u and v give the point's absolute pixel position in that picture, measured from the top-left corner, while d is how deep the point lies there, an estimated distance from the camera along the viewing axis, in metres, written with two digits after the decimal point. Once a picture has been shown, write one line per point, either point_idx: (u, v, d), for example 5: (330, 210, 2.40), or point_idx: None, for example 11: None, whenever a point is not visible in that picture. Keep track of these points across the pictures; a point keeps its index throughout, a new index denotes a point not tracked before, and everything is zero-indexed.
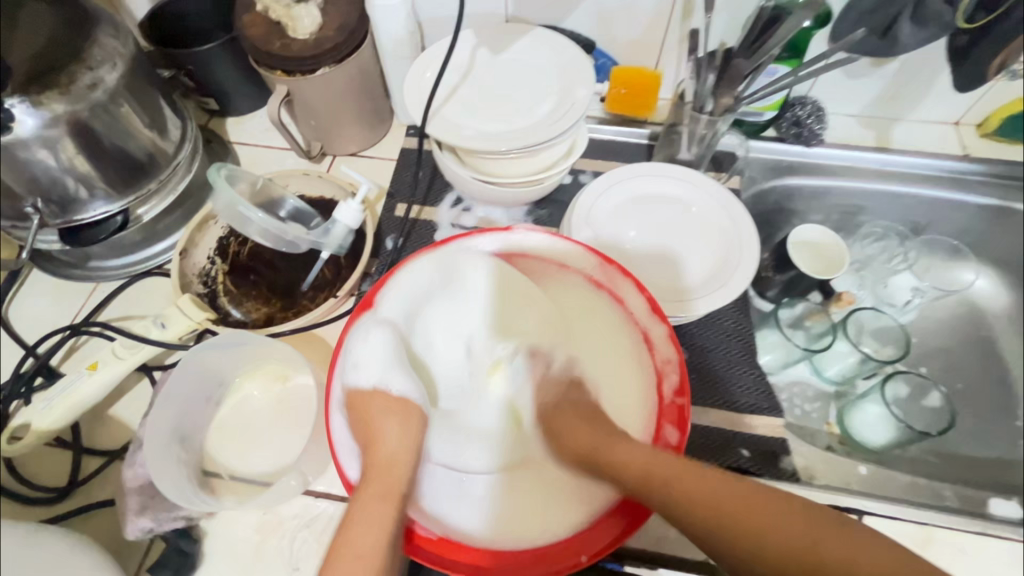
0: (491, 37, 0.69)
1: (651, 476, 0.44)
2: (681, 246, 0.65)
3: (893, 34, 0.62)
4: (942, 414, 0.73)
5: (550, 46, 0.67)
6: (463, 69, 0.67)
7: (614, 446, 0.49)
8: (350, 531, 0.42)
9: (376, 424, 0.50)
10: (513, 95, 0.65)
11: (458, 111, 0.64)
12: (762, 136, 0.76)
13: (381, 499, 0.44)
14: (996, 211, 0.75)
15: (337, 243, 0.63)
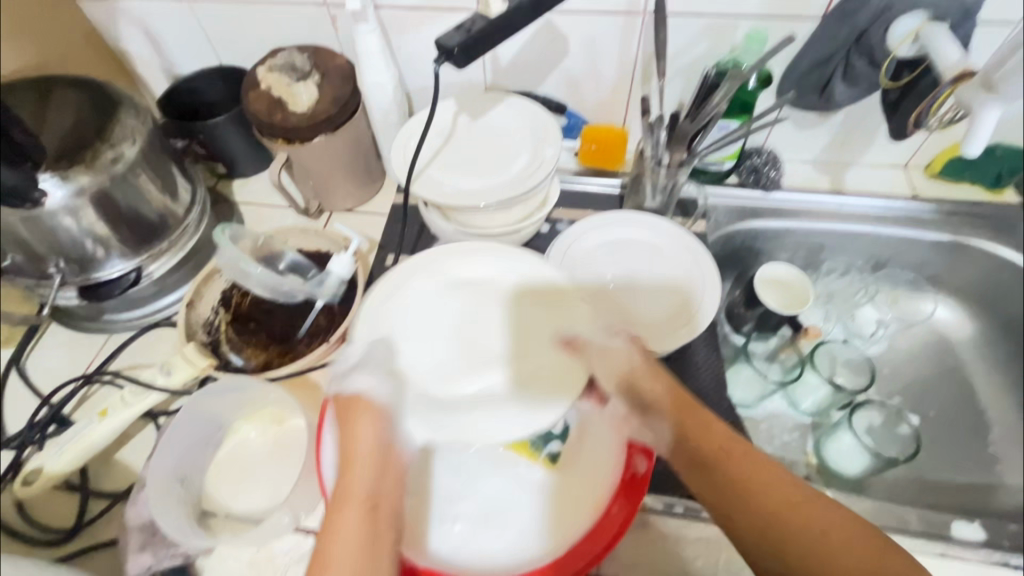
0: (471, 104, 0.77)
1: (729, 457, 0.47)
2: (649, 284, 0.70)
3: (829, 91, 0.70)
4: (910, 444, 0.75)
5: (523, 111, 0.75)
6: (445, 132, 0.75)
7: (695, 417, 0.50)
8: (337, 524, 0.47)
9: (353, 429, 0.51)
10: (490, 154, 0.72)
11: (441, 170, 0.71)
12: (724, 183, 0.83)
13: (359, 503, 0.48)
14: (950, 246, 0.80)
15: (331, 293, 0.70)
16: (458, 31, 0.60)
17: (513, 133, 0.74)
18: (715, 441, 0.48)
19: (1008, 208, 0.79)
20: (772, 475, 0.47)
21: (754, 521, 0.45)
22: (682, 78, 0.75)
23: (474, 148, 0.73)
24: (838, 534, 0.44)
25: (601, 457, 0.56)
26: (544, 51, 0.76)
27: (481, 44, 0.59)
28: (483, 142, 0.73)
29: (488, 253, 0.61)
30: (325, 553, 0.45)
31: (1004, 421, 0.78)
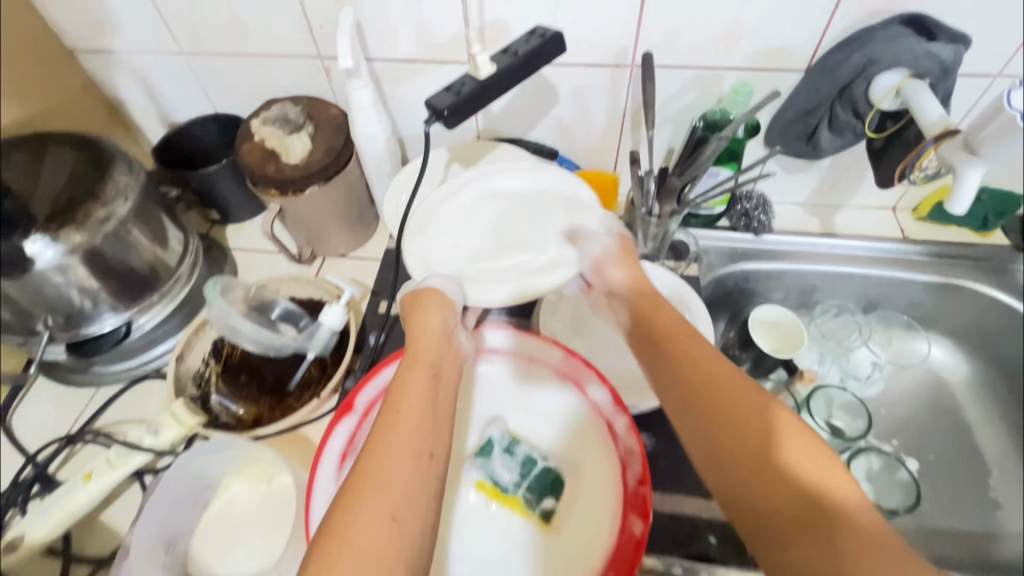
0: (464, 155, 0.80)
1: (701, 357, 0.47)
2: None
3: (816, 140, 0.71)
4: (912, 489, 0.74)
5: (519, 160, 0.75)
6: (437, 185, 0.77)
7: (684, 328, 0.50)
8: (398, 393, 0.48)
9: (419, 324, 0.57)
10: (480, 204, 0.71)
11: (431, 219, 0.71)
12: (716, 226, 0.83)
13: (422, 376, 0.50)
14: (942, 287, 0.80)
15: (321, 345, 0.69)
16: (447, 92, 0.61)
17: (508, 180, 0.73)
18: (694, 339, 0.49)
19: (997, 250, 0.79)
20: (743, 379, 0.44)
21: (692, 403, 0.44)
22: (671, 126, 0.76)
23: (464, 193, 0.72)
24: (738, 392, 0.43)
25: (597, 515, 0.55)
26: (535, 101, 0.77)
27: (470, 105, 0.61)
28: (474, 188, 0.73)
29: (507, 182, 0.72)
30: (392, 405, 0.46)
31: (1004, 464, 0.77)
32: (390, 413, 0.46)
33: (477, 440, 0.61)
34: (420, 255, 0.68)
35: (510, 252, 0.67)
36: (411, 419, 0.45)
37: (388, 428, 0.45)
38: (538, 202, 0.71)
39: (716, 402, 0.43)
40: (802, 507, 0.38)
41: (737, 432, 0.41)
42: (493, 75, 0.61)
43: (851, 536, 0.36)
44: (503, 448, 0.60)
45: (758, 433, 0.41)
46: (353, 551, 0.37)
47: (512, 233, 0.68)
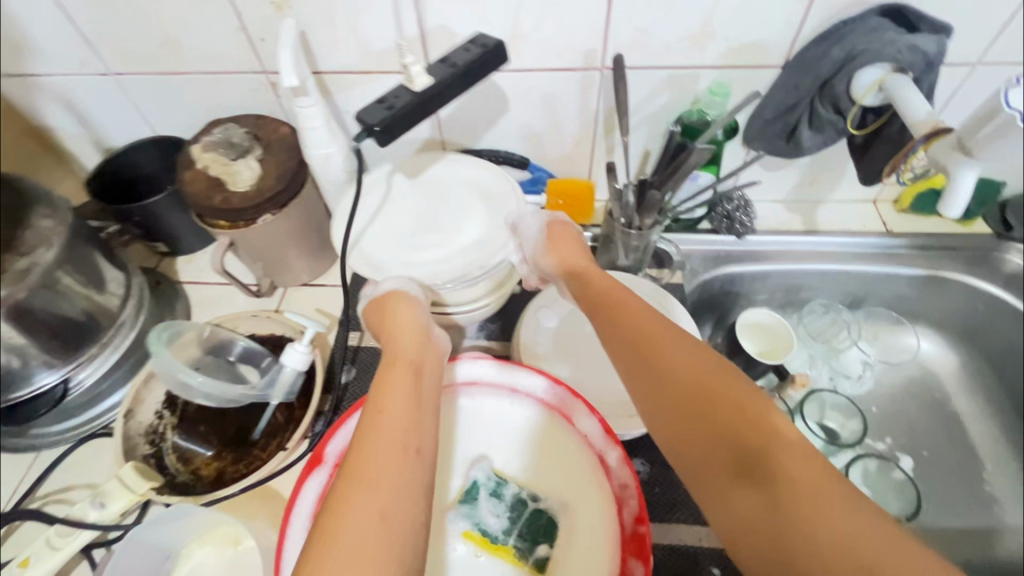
0: (411, 165, 0.72)
1: (639, 326, 0.47)
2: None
3: (796, 138, 0.68)
4: (908, 488, 0.72)
5: (468, 166, 0.71)
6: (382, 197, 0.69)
7: (623, 301, 0.51)
8: (382, 391, 0.48)
9: (390, 325, 0.58)
10: (423, 212, 0.68)
11: (387, 247, 0.66)
12: (697, 229, 0.80)
13: (399, 372, 0.51)
14: (928, 280, 0.78)
15: (285, 389, 0.64)
16: (380, 106, 0.58)
17: (444, 182, 0.71)
18: (633, 310, 0.49)
19: (980, 240, 0.78)
20: (680, 339, 0.45)
21: (638, 373, 0.45)
22: (646, 129, 0.72)
23: (423, 214, 0.68)
24: (673, 354, 0.43)
25: (593, 558, 0.51)
26: (503, 109, 0.73)
27: (405, 121, 0.57)
28: (432, 207, 0.68)
29: (440, 176, 0.71)
30: (372, 407, 0.46)
31: (996, 456, 0.76)
32: (373, 413, 0.46)
33: (462, 484, 0.56)
34: (371, 262, 0.65)
35: (450, 236, 0.65)
36: (393, 418, 0.45)
37: (372, 426, 0.44)
38: (466, 187, 0.70)
39: (658, 365, 0.43)
40: (741, 458, 0.37)
41: (682, 389, 0.41)
42: (428, 88, 0.58)
43: (793, 483, 0.35)
44: (490, 491, 0.56)
45: (691, 390, 0.41)
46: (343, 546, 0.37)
47: (449, 217, 0.67)
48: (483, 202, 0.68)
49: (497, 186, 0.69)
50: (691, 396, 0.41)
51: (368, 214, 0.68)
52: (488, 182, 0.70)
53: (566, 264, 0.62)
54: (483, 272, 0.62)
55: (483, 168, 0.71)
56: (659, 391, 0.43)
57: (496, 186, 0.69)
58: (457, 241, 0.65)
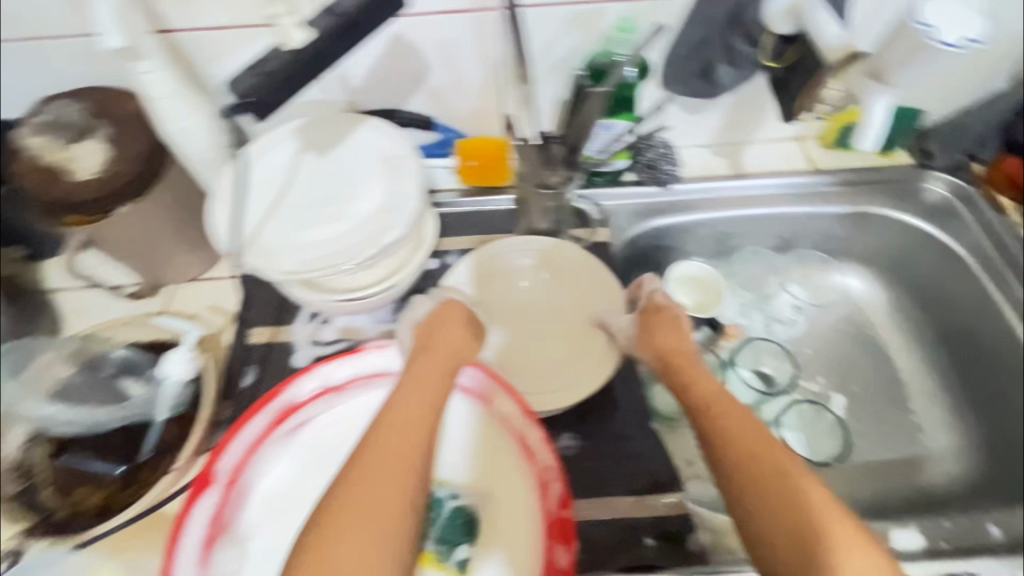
0: (300, 129, 0.61)
1: (753, 445, 0.46)
2: (557, 339, 0.64)
3: (712, 76, 0.63)
4: (838, 429, 0.72)
5: (351, 122, 0.60)
6: (254, 165, 0.58)
7: (731, 413, 0.50)
8: (409, 391, 0.48)
9: (438, 332, 0.55)
10: (309, 181, 0.58)
11: (266, 227, 0.55)
12: (620, 181, 0.75)
13: (434, 379, 0.50)
14: (852, 217, 0.77)
15: (170, 402, 0.58)
16: (251, 73, 0.46)
17: (328, 144, 0.60)
18: (740, 427, 0.48)
19: (901, 172, 0.76)
20: (796, 470, 0.44)
21: (744, 492, 0.44)
22: (556, 76, 0.65)
23: (308, 184, 0.58)
24: (787, 500, 0.42)
25: (520, 547, 0.48)
26: (394, 64, 0.65)
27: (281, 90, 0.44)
28: (318, 175, 0.58)
29: (321, 137, 0.60)
30: (410, 411, 0.46)
31: (928, 388, 0.75)
32: (410, 415, 0.45)
33: None
34: (248, 247, 0.54)
35: (342, 210, 0.56)
36: (421, 423, 0.45)
37: (397, 427, 0.44)
38: (354, 149, 0.59)
39: (769, 492, 0.43)
40: None
41: (788, 521, 0.41)
42: (310, 45, 0.44)
43: None
44: None
45: (794, 540, 0.41)
46: (354, 535, 0.37)
47: (338, 186, 0.57)
48: (377, 166, 0.58)
49: (387, 147, 0.59)
50: (795, 548, 0.40)
51: (252, 195, 0.57)
52: (379, 141, 0.59)
53: (665, 357, 0.58)
54: (382, 248, 0.54)
55: (370, 125, 0.60)
56: (763, 514, 0.43)
57: (387, 146, 0.59)
58: (349, 215, 0.55)
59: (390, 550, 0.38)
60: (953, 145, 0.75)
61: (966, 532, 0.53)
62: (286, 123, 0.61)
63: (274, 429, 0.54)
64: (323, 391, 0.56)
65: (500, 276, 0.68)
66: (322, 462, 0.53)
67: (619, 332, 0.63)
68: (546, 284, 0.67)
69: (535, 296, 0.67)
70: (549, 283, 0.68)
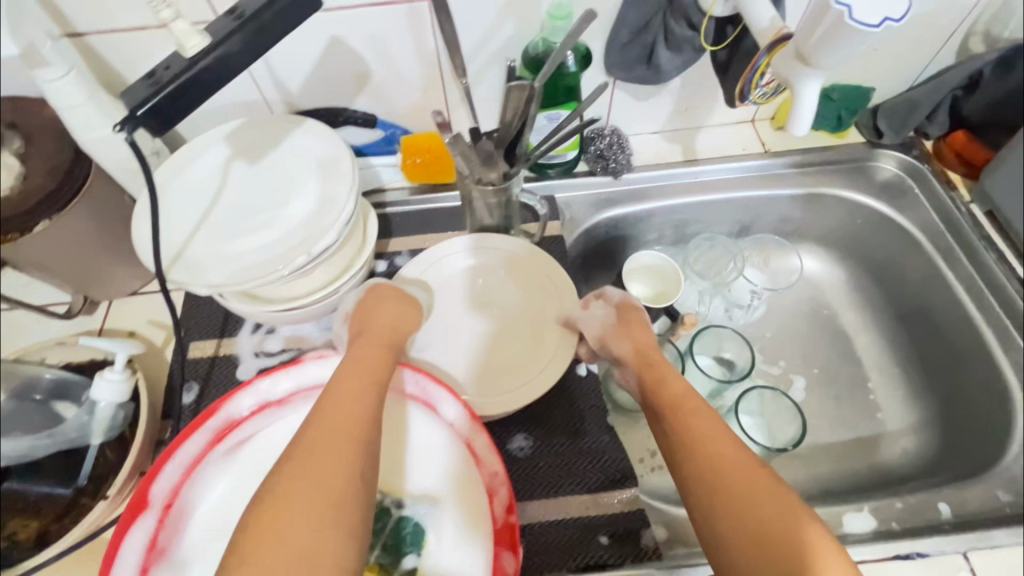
0: (229, 135, 0.58)
1: (720, 454, 0.44)
2: (516, 339, 0.62)
3: (655, 62, 0.61)
4: (797, 416, 0.70)
5: (282, 126, 0.58)
6: (181, 175, 0.56)
7: (697, 418, 0.48)
8: (348, 366, 0.49)
9: (378, 312, 0.56)
10: (238, 189, 0.55)
11: (193, 240, 0.52)
12: (574, 173, 0.74)
13: (374, 355, 0.51)
14: (806, 199, 0.77)
15: (104, 425, 0.55)
16: (146, 82, 0.41)
17: (258, 150, 0.57)
18: (707, 433, 0.46)
19: (854, 151, 0.76)
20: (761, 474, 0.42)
21: (712, 504, 0.42)
22: (498, 67, 0.63)
23: (237, 192, 0.55)
24: (753, 500, 0.41)
25: (465, 553, 0.48)
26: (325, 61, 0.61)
27: (184, 98, 0.40)
28: (248, 183, 0.56)
29: (252, 142, 0.58)
30: (352, 381, 0.47)
31: (885, 366, 0.75)
32: (351, 386, 0.47)
33: None
34: (173, 262, 0.51)
35: (273, 218, 0.53)
36: (361, 391, 0.47)
37: (340, 396, 0.46)
38: (285, 153, 0.57)
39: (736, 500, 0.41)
40: None
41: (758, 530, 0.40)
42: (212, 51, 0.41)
43: None
44: None
45: (759, 543, 0.39)
46: (303, 496, 0.38)
47: (269, 193, 0.55)
48: (308, 169, 0.56)
49: (319, 149, 0.57)
50: (758, 550, 0.39)
51: (176, 207, 0.54)
52: (310, 144, 0.57)
53: (644, 354, 0.57)
54: (314, 257, 0.51)
55: (301, 128, 0.58)
56: (732, 526, 0.41)
57: (319, 148, 0.57)
58: (281, 222, 0.53)
59: (341, 510, 0.39)
60: (900, 123, 0.74)
61: (916, 511, 0.54)
62: (214, 129, 0.59)
63: (213, 449, 0.52)
64: (262, 407, 0.54)
65: (457, 276, 0.65)
66: (264, 480, 0.52)
67: (584, 326, 0.60)
68: (505, 283, 0.65)
69: (494, 294, 0.64)
70: (508, 281, 0.65)
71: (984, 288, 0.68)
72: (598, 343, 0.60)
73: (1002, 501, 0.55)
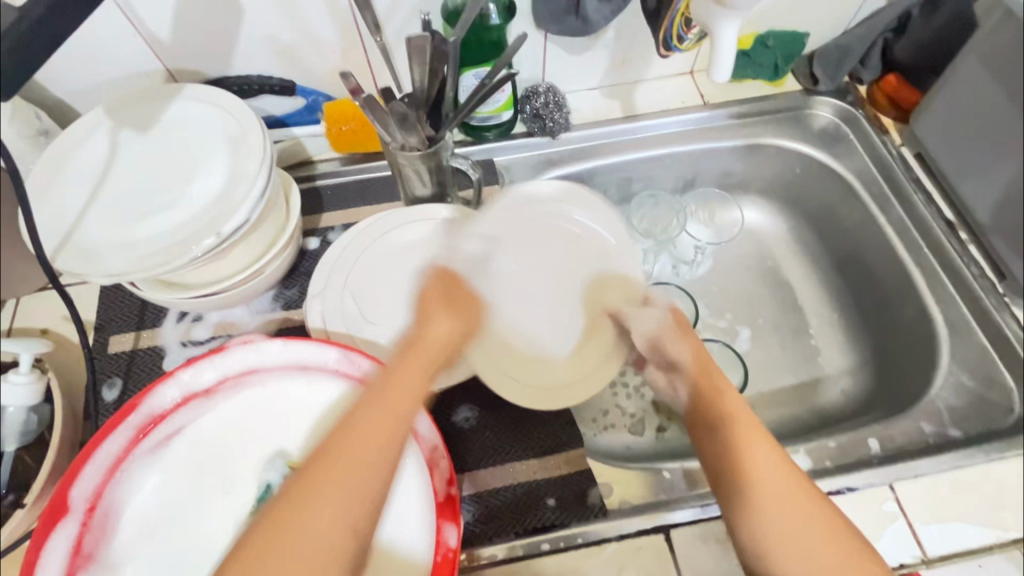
0: (125, 110, 0.53)
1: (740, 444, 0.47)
2: (530, 325, 0.58)
3: (583, 12, 0.58)
4: (736, 366, 0.72)
5: (181, 97, 0.54)
6: (69, 154, 0.51)
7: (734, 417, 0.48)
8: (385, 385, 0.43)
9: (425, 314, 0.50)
10: (134, 168, 0.51)
11: (86, 224, 0.48)
12: (512, 134, 0.72)
13: (413, 371, 0.45)
14: (746, 149, 0.76)
15: (17, 429, 0.52)
16: None
17: (156, 124, 0.53)
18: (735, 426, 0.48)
19: (791, 99, 0.76)
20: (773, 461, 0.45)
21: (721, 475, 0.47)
22: (417, 23, 0.59)
23: (133, 170, 0.51)
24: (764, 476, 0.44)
25: (407, 531, 0.46)
26: (225, 21, 0.56)
27: (25, 62, 0.36)
28: (146, 160, 0.51)
29: (152, 115, 0.53)
30: (379, 406, 0.42)
31: (826, 312, 0.77)
32: (376, 412, 0.41)
33: (254, 491, 0.49)
34: (62, 249, 0.47)
35: (175, 197, 0.50)
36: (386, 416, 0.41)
37: (360, 425, 0.40)
38: (186, 126, 0.53)
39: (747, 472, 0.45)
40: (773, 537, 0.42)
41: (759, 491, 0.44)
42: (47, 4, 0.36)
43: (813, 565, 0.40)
44: None
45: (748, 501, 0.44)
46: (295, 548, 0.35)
47: (170, 170, 0.51)
48: (213, 143, 0.52)
49: (222, 119, 0.53)
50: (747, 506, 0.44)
51: (66, 188, 0.50)
52: (213, 115, 0.53)
53: (704, 362, 0.54)
54: (225, 238, 0.48)
55: (203, 99, 0.54)
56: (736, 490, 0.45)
57: (222, 119, 0.53)
58: (184, 201, 0.49)
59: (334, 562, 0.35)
60: (835, 70, 0.74)
61: (848, 448, 0.56)
62: (107, 102, 0.54)
63: (136, 447, 0.49)
64: (186, 399, 0.51)
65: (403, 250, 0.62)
66: (196, 472, 0.50)
67: (635, 326, 0.57)
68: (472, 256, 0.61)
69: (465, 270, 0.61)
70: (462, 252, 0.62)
71: (914, 232, 0.70)
72: (652, 345, 0.56)
73: (925, 432, 0.58)
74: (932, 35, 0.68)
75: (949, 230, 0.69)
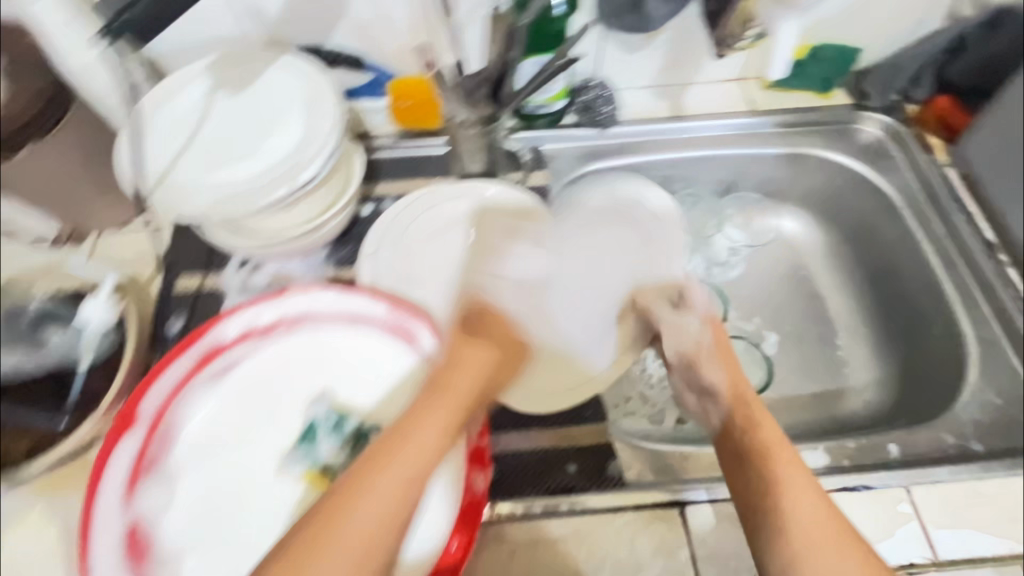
0: (212, 69, 0.58)
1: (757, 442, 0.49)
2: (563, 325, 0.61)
3: (643, 9, 0.61)
4: (762, 363, 0.75)
5: (265, 61, 0.59)
6: (164, 103, 0.56)
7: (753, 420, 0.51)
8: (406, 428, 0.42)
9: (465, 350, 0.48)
10: (218, 121, 0.56)
11: (175, 168, 0.53)
12: (560, 125, 0.75)
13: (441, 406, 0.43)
14: (791, 158, 0.78)
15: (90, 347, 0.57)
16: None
17: (239, 83, 0.58)
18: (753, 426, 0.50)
19: (837, 112, 0.77)
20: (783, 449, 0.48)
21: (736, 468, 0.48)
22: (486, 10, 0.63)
23: (217, 123, 0.56)
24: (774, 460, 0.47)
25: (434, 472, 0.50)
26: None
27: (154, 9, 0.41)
28: (229, 114, 0.56)
29: (238, 74, 0.58)
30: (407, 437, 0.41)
31: (855, 326, 0.78)
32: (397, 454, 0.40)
33: (299, 424, 0.53)
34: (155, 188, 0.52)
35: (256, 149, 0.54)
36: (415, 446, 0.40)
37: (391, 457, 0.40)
38: (266, 86, 0.58)
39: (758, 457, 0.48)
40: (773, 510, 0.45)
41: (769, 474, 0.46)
42: None
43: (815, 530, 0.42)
44: (330, 428, 0.53)
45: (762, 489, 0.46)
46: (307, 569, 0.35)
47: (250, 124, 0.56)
48: (290, 102, 0.57)
49: (299, 81, 0.57)
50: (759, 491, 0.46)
51: (158, 133, 0.54)
52: (291, 77, 0.58)
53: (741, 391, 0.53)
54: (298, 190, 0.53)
55: (282, 63, 0.59)
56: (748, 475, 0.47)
57: (299, 81, 0.57)
58: (263, 154, 0.54)
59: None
60: (885, 85, 0.76)
61: (867, 450, 0.57)
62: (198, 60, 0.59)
63: (199, 372, 0.53)
64: (247, 333, 0.56)
65: (440, 232, 0.66)
66: (250, 402, 0.54)
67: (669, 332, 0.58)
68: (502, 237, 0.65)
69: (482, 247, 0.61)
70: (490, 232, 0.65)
71: (953, 250, 0.70)
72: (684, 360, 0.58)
73: (947, 444, 0.58)
74: (990, 56, 0.70)
75: (987, 251, 0.70)
